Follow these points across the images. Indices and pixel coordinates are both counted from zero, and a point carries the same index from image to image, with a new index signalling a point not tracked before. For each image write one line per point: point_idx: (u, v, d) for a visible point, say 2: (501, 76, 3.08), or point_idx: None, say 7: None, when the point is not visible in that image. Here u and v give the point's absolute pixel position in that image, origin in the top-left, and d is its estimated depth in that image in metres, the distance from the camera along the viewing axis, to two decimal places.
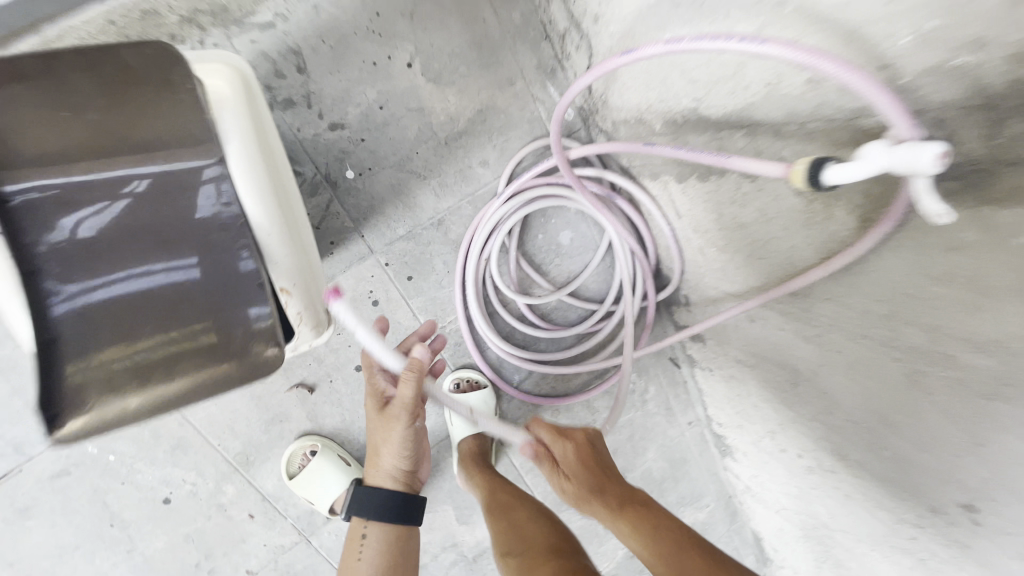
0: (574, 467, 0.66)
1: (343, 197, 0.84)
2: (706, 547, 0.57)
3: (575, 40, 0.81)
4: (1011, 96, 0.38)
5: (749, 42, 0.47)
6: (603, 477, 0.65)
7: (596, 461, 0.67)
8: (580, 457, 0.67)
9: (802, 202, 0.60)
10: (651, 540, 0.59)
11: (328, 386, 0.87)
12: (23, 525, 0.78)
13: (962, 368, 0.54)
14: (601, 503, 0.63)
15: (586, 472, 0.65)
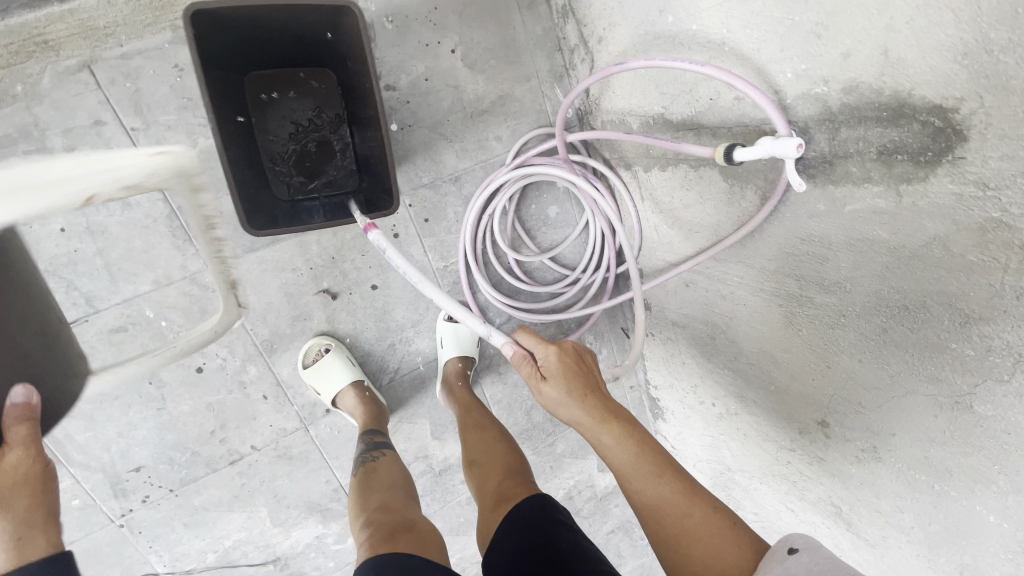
0: (554, 375, 0.78)
1: None
2: (654, 452, 0.73)
3: (581, 55, 1.06)
4: (843, 114, 0.63)
5: (694, 64, 0.72)
6: (581, 390, 0.77)
7: (574, 372, 0.79)
8: (562, 367, 0.79)
9: (727, 187, 0.85)
10: (619, 447, 0.74)
11: (348, 296, 1.06)
12: None
13: (819, 307, 0.78)
14: (578, 410, 0.77)
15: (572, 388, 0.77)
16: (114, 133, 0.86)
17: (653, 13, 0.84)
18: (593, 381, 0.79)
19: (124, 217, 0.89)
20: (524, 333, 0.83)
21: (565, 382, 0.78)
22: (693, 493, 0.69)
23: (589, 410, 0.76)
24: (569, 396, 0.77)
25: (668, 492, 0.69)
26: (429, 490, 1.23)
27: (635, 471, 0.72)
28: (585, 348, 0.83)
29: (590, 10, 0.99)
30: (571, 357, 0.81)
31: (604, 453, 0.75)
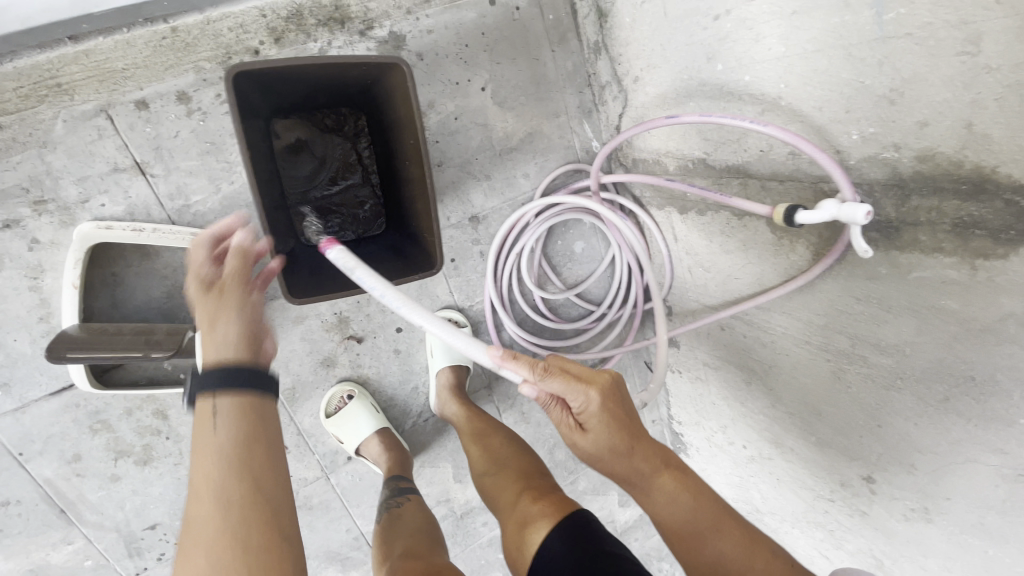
0: (595, 424, 0.69)
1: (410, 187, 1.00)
2: (711, 504, 0.68)
3: (613, 93, 1.03)
4: (914, 182, 0.61)
5: (755, 124, 0.69)
6: (628, 442, 0.69)
7: (616, 419, 0.69)
8: (604, 415, 0.69)
9: (774, 238, 0.82)
10: (671, 503, 0.68)
11: (372, 340, 1.02)
12: (87, 428, 0.86)
13: (872, 366, 0.76)
14: (626, 463, 0.69)
15: (614, 438, 0.68)
16: (133, 180, 0.81)
17: (699, 60, 0.81)
18: (634, 422, 0.70)
19: (141, 267, 0.83)
20: (554, 377, 0.68)
21: (609, 434, 0.68)
22: (751, 543, 0.65)
23: (637, 462, 0.69)
24: (614, 451, 0.69)
25: (727, 548, 0.65)
26: (451, 533, 1.20)
27: (690, 526, 0.67)
28: (620, 379, 0.73)
29: (626, 48, 0.96)
30: (610, 397, 0.70)
31: (651, 508, 0.69)
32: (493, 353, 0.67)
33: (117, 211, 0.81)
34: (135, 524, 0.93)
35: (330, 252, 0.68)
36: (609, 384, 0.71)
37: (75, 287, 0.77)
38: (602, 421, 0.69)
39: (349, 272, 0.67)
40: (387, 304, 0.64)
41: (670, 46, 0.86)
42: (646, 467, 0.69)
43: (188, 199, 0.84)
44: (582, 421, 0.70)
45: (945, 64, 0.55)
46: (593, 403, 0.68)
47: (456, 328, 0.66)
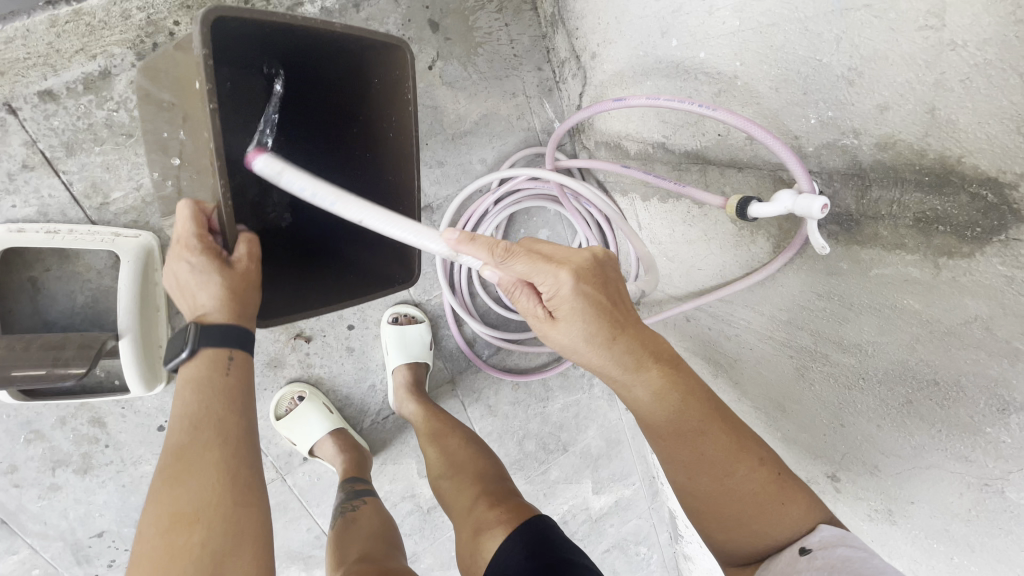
0: (566, 311, 0.60)
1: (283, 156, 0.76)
2: (701, 399, 0.62)
3: (572, 70, 0.96)
4: (875, 172, 0.56)
5: (704, 107, 0.63)
6: (606, 328, 0.61)
7: (593, 305, 0.60)
8: (578, 300, 0.59)
9: (735, 228, 0.77)
10: (656, 398, 0.62)
11: (322, 339, 0.98)
12: (21, 439, 0.83)
13: (835, 365, 0.72)
14: (603, 354, 0.62)
15: (589, 321, 0.61)
16: (44, 179, 0.76)
17: (654, 35, 0.74)
18: (614, 310, 0.62)
19: (61, 271, 0.79)
20: (520, 259, 0.56)
21: (581, 321, 0.61)
22: (739, 448, 0.59)
23: (619, 351, 0.62)
24: (586, 340, 0.62)
25: (712, 449, 0.59)
26: (418, 528, 1.18)
27: (675, 424, 0.61)
28: (597, 258, 0.63)
29: (582, 21, 0.88)
30: (586, 280, 0.60)
31: (633, 404, 0.64)
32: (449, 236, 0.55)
33: (30, 213, 0.76)
34: (81, 531, 0.90)
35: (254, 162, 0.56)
36: (591, 271, 0.61)
37: None
38: (575, 308, 0.60)
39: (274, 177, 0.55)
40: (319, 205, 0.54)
41: (625, 19, 0.79)
42: (628, 358, 0.62)
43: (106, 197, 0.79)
44: (552, 308, 0.61)
45: (906, 40, 0.49)
46: (574, 297, 0.60)
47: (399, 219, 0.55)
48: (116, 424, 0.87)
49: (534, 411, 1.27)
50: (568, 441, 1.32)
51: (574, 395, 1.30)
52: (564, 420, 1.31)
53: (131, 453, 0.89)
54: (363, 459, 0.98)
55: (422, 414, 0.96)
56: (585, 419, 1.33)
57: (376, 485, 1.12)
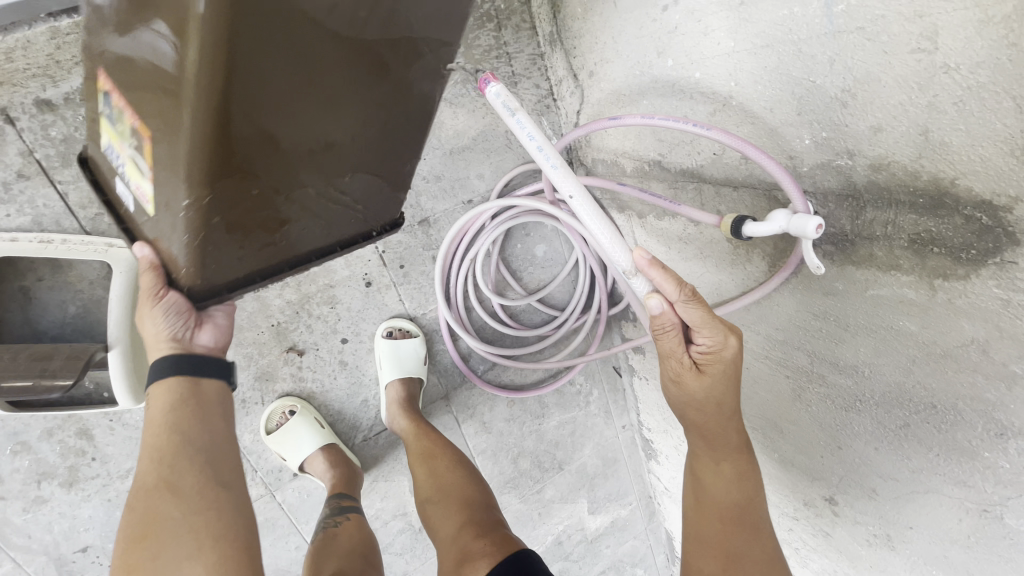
0: (717, 371, 0.59)
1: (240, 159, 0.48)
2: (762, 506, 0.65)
3: (570, 88, 0.97)
4: (869, 193, 0.56)
5: (699, 126, 0.63)
6: (732, 404, 0.63)
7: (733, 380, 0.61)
8: (728, 367, 0.59)
9: (730, 247, 0.76)
10: (734, 480, 0.65)
11: (314, 353, 0.97)
12: (6, 450, 0.82)
13: (831, 386, 0.71)
14: (722, 422, 0.64)
15: (727, 392, 0.61)
16: (39, 188, 0.76)
17: (650, 54, 0.75)
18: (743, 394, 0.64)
19: (54, 281, 0.78)
20: (701, 306, 0.55)
21: (721, 388, 0.61)
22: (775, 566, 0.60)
23: (730, 429, 0.64)
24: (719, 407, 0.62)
25: (757, 553, 0.61)
26: (409, 547, 1.16)
27: (731, 508, 0.65)
28: None
29: (579, 41, 0.89)
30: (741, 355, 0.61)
31: (710, 475, 0.67)
32: (644, 255, 0.53)
33: (24, 222, 0.76)
34: (65, 546, 0.88)
35: (490, 87, 0.58)
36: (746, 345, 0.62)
37: None
38: (725, 377, 0.60)
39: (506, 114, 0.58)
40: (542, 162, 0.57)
41: (622, 39, 0.79)
42: (736, 440, 0.65)
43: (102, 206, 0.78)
44: (703, 362, 0.60)
45: (899, 63, 0.49)
46: (737, 363, 0.60)
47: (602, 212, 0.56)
48: (104, 436, 0.85)
49: (529, 428, 1.25)
50: (564, 460, 1.30)
51: (570, 413, 1.29)
52: (559, 438, 1.29)
53: (119, 466, 0.87)
54: (355, 475, 0.97)
55: (415, 431, 0.95)
56: (580, 437, 1.31)
57: (367, 502, 1.10)
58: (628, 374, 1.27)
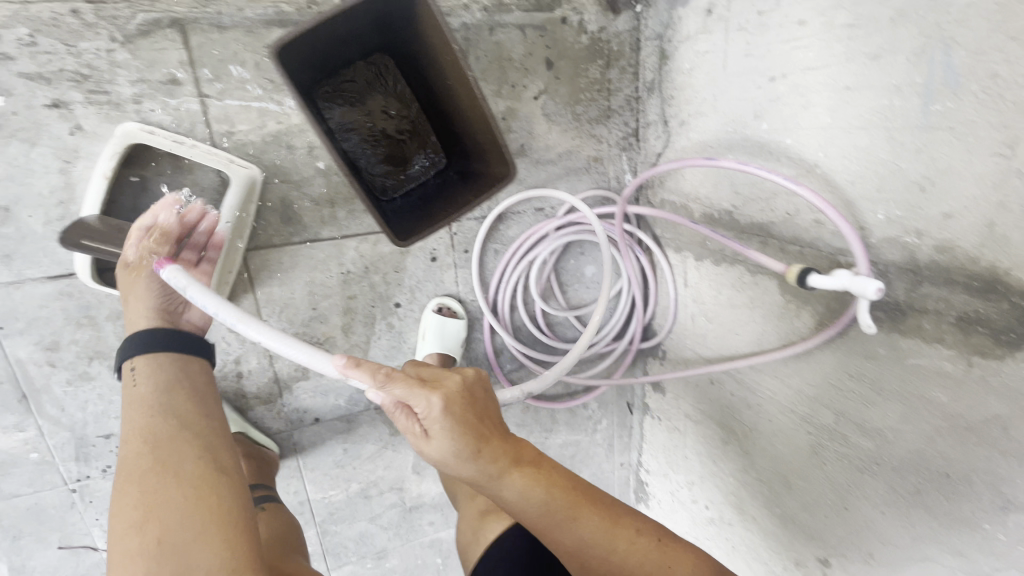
0: (439, 433, 0.67)
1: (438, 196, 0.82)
2: (612, 529, 0.74)
3: (657, 132, 1.06)
4: (929, 270, 0.63)
5: (791, 182, 0.71)
6: (492, 445, 0.71)
7: (462, 427, 0.68)
8: (447, 421, 0.68)
9: (782, 301, 0.83)
10: (522, 496, 0.71)
11: (367, 309, 1.02)
12: (73, 321, 0.85)
13: (851, 447, 0.76)
14: (465, 467, 0.69)
15: (465, 441, 0.68)
16: (186, 95, 0.82)
17: (746, 116, 0.84)
18: (483, 408, 0.70)
19: (171, 179, 0.84)
20: (397, 382, 0.66)
21: (454, 441, 0.68)
22: (614, 523, 0.75)
23: (485, 463, 0.70)
24: (456, 455, 0.68)
25: (591, 534, 0.73)
26: (395, 523, 1.19)
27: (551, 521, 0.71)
28: (471, 376, 0.72)
29: (679, 93, 0.99)
30: (454, 403, 0.69)
31: (509, 501, 0.72)
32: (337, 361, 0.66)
33: (163, 119, 0.82)
34: (91, 429, 0.91)
35: (163, 272, 0.70)
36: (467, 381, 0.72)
37: (103, 178, 0.79)
38: (458, 420, 0.68)
39: (181, 290, 0.69)
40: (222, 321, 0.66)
41: (721, 98, 0.88)
42: (493, 464, 0.70)
43: (234, 125, 0.85)
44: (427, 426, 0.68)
45: (979, 162, 0.57)
46: (458, 414, 0.69)
47: (299, 343, 0.70)
48: None
49: (535, 440, 1.28)
50: None
51: (576, 436, 1.33)
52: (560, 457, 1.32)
53: None
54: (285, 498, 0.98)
55: None
56: (580, 462, 1.34)
57: (371, 468, 1.13)
58: (638, 413, 1.32)
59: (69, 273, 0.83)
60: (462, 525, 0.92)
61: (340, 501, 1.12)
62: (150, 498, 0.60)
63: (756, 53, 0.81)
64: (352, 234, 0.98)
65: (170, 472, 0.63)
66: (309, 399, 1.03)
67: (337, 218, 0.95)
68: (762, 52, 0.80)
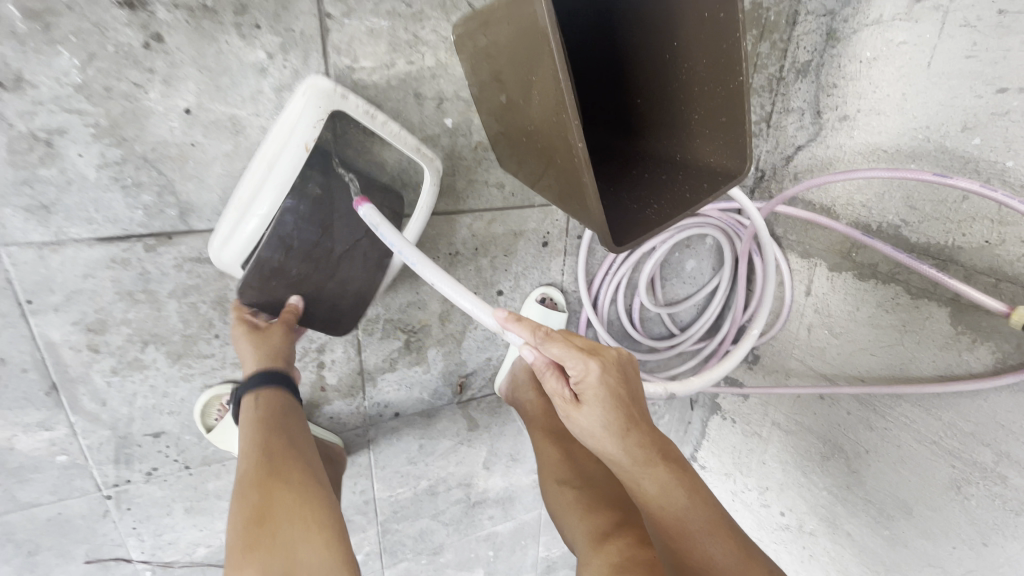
0: (594, 399, 0.57)
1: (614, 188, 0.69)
2: (706, 506, 0.61)
3: (800, 122, 0.96)
4: None
5: None
6: (625, 411, 0.59)
7: (617, 400, 0.58)
8: (603, 392, 0.57)
9: (952, 332, 0.78)
10: (665, 492, 0.61)
11: (470, 296, 0.88)
12: (126, 296, 0.66)
13: (1009, 489, 0.74)
14: (609, 442, 0.59)
15: (614, 405, 0.58)
16: (302, 11, 0.62)
17: (950, 125, 0.75)
18: (633, 394, 0.61)
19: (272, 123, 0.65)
20: (557, 343, 0.56)
21: (605, 413, 0.58)
22: (743, 549, 0.60)
23: (630, 444, 0.60)
24: (608, 425, 0.58)
25: (718, 551, 0.59)
26: (457, 518, 1.10)
27: (682, 524, 0.60)
28: (627, 361, 0.63)
29: (847, 82, 0.88)
30: (613, 377, 0.59)
31: (643, 491, 0.61)
32: (498, 313, 0.56)
33: (270, 41, 0.61)
34: (137, 426, 0.74)
35: (360, 208, 0.63)
36: (620, 360, 0.62)
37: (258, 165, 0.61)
38: (608, 385, 0.57)
39: (372, 227, 0.62)
40: (404, 262, 0.61)
41: (914, 99, 0.79)
42: (633, 443, 0.60)
43: (357, 60, 0.66)
44: (579, 392, 0.58)
45: None
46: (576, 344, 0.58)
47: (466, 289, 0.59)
48: None
49: None
50: None
51: None
52: None
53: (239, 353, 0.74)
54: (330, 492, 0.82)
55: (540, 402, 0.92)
56: None
57: (442, 465, 1.02)
58: (703, 410, 1.28)
59: (128, 235, 0.63)
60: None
61: (407, 499, 1.01)
62: (264, 506, 0.55)
63: (981, 57, 0.71)
64: (467, 209, 0.82)
65: (281, 481, 0.58)
66: (391, 392, 0.89)
67: (457, 188, 0.79)
68: (993, 57, 0.69)
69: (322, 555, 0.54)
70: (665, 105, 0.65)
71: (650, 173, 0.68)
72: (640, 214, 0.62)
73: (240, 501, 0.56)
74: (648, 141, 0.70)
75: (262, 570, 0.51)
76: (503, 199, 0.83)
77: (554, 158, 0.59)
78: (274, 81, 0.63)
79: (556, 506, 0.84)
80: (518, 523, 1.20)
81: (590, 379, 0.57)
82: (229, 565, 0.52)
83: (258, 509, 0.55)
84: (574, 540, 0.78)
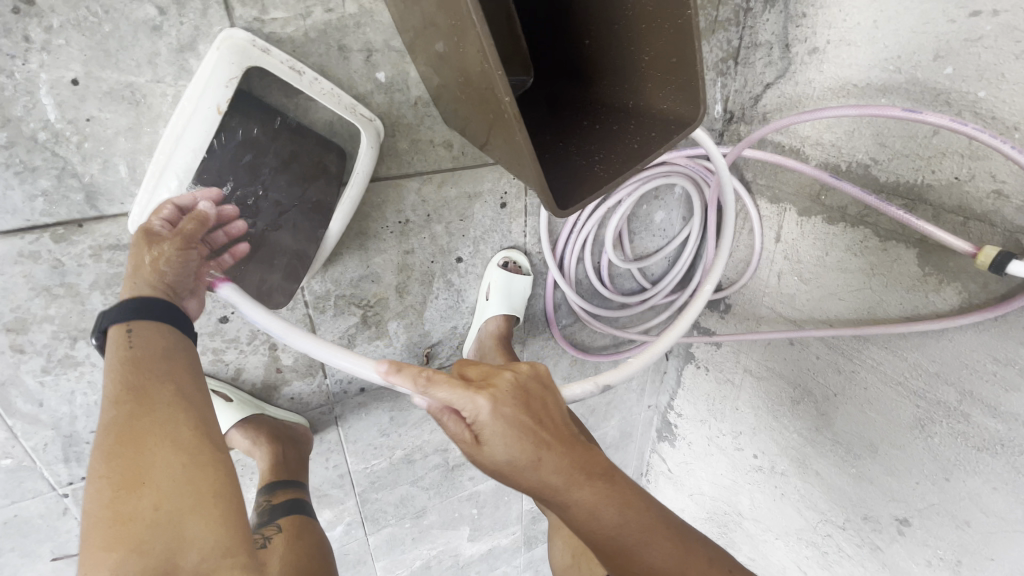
0: (490, 437, 0.45)
1: (564, 143, 0.64)
2: (647, 512, 0.50)
3: (769, 56, 0.89)
4: None
5: (1011, 147, 0.60)
6: (534, 440, 0.46)
7: (518, 427, 0.46)
8: (502, 425, 0.46)
9: (919, 273, 0.76)
10: (588, 519, 0.48)
11: (427, 265, 0.84)
12: (42, 291, 0.61)
13: (970, 426, 0.75)
14: (523, 476, 0.47)
15: (515, 436, 0.45)
16: None
17: (922, 53, 0.70)
18: (535, 414, 0.48)
19: (176, 90, 0.58)
20: (442, 383, 0.47)
21: (510, 446, 0.45)
22: (682, 545, 0.51)
23: (547, 473, 0.47)
24: (514, 459, 0.45)
25: (659, 557, 0.49)
26: (437, 483, 1.10)
27: (617, 541, 0.49)
28: (524, 368, 0.51)
29: (816, 10, 0.81)
30: (511, 398, 0.47)
31: (576, 518, 0.49)
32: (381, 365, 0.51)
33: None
34: (83, 424, 0.70)
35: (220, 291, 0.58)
36: (510, 378, 0.50)
37: (167, 147, 0.57)
38: (496, 412, 0.46)
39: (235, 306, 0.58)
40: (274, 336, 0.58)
41: (885, 25, 0.73)
42: (550, 478, 0.47)
43: (265, 11, 0.59)
44: (472, 433, 0.46)
45: None
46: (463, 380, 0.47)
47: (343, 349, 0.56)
48: None
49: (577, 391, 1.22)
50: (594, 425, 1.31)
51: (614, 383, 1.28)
52: (597, 404, 1.28)
53: None
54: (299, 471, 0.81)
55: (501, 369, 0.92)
56: (615, 408, 1.31)
57: (416, 434, 1.01)
58: (678, 360, 1.28)
59: (32, 225, 0.58)
60: (557, 542, 0.76)
61: (383, 469, 1.01)
62: (146, 468, 0.43)
63: None
64: (414, 172, 0.76)
65: (169, 427, 0.46)
66: None
67: (399, 150, 0.73)
68: None
69: (215, 541, 0.44)
70: (615, 46, 0.60)
71: (601, 124, 0.63)
72: (590, 171, 0.58)
73: (102, 461, 0.43)
74: (600, 88, 0.64)
75: (117, 569, 0.39)
76: (452, 159, 0.78)
77: (489, 111, 0.54)
78: (171, 41, 0.56)
79: (530, 476, 0.87)
80: (499, 481, 1.21)
81: (484, 415, 0.46)
82: (86, 547, 0.41)
83: (124, 476, 0.43)
84: (546, 502, 0.82)
